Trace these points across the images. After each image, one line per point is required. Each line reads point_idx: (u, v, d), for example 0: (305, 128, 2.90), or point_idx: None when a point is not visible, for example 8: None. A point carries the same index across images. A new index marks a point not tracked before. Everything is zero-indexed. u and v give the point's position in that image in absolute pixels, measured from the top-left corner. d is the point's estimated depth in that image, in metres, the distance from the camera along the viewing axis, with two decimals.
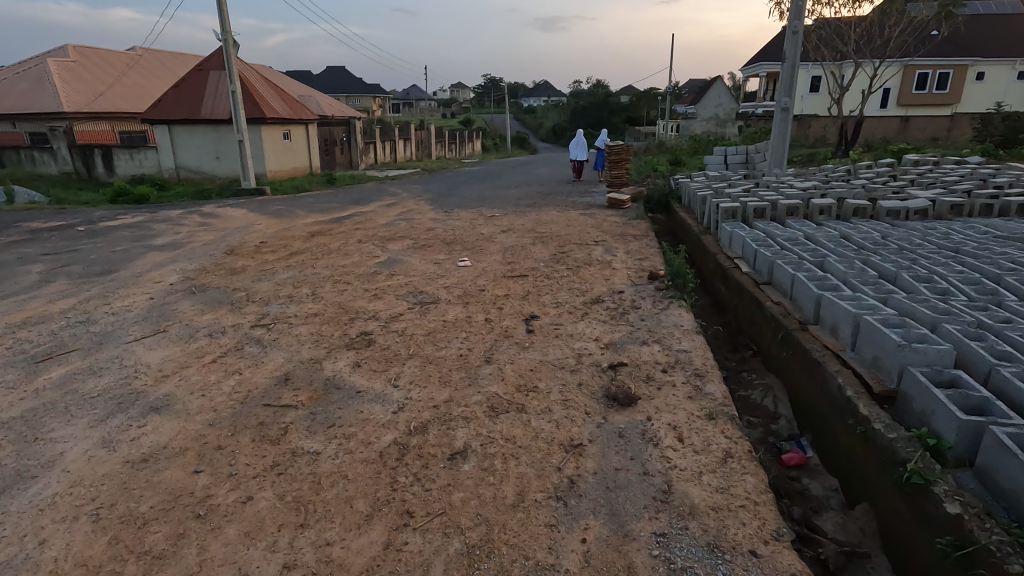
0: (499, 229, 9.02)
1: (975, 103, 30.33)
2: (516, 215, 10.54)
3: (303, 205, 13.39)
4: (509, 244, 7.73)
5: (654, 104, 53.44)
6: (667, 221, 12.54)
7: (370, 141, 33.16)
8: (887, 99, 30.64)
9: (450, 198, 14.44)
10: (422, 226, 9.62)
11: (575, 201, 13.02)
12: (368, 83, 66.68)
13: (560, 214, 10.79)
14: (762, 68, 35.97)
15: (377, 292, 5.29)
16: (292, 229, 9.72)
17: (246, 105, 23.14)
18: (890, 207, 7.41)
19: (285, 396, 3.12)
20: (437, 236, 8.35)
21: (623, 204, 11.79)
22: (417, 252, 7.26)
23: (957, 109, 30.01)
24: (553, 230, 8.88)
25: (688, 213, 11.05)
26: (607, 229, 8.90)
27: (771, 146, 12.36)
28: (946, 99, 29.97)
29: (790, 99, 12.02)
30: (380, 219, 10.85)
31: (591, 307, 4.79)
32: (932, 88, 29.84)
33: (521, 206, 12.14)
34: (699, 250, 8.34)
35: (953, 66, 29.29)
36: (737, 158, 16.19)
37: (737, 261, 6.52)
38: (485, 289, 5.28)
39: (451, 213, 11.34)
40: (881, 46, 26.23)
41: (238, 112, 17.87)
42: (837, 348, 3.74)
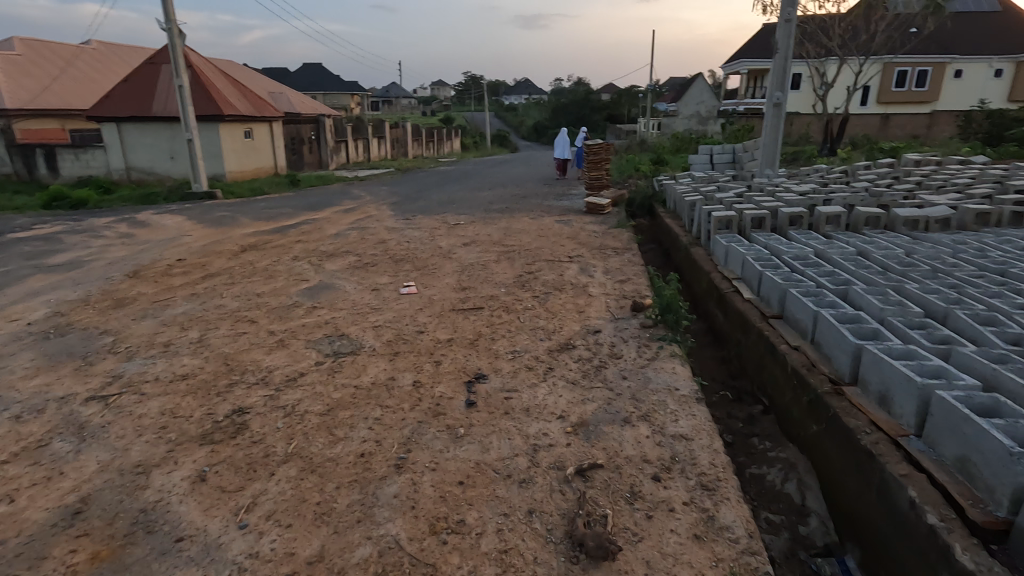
0: (461, 241, 7.89)
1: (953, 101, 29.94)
2: (485, 223, 9.43)
3: (252, 211, 12.09)
4: (469, 261, 6.60)
5: (636, 101, 52.60)
6: (651, 226, 11.57)
7: (341, 140, 31.72)
8: (867, 97, 30.12)
9: (416, 202, 13.27)
10: (375, 238, 8.47)
11: (551, 205, 11.94)
12: (344, 80, 64.91)
13: (532, 221, 9.69)
14: (743, 65, 35.28)
15: (286, 335, 4.12)
16: (225, 241, 8.48)
17: (202, 101, 21.60)
18: (908, 216, 6.43)
19: (56, 558, 1.97)
20: (387, 252, 7.20)
21: (602, 209, 10.71)
22: (358, 273, 6.10)
23: (935, 107, 29.57)
24: (522, 242, 7.77)
25: (674, 220, 10.06)
26: (584, 240, 7.81)
27: (762, 145, 11.40)
28: (924, 97, 29.52)
29: (784, 94, 11.06)
30: (330, 228, 9.64)
31: (557, 358, 3.68)
32: (912, 85, 29.39)
33: (491, 212, 11.02)
34: (689, 266, 7.31)
35: (931, 63, 28.81)
36: (724, 158, 15.25)
37: (736, 283, 5.50)
38: (424, 332, 4.13)
39: (413, 220, 10.19)
40: (864, 42, 25.58)
41: (188, 108, 16.44)
42: (897, 432, 2.69)
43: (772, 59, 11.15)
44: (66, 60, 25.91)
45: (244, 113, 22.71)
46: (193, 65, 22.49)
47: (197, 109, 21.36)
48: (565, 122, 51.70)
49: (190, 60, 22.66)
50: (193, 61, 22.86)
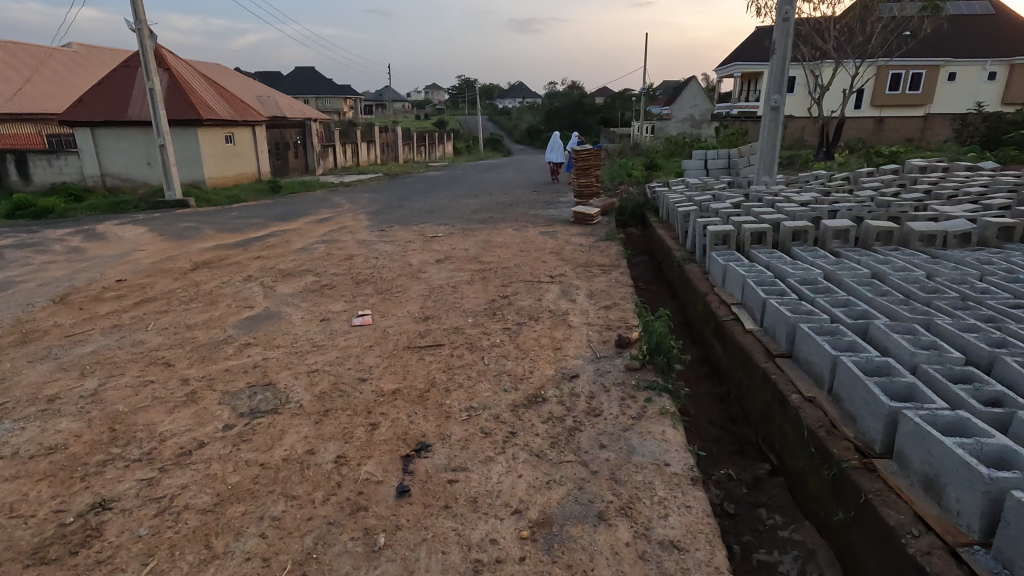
0: (435, 257, 7.24)
1: (946, 104, 29.54)
2: (464, 236, 8.79)
3: (220, 222, 11.40)
4: (440, 282, 5.93)
5: (629, 105, 52.20)
6: (643, 236, 11.00)
7: (328, 145, 31.03)
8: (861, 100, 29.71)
9: (396, 211, 12.60)
10: (344, 253, 7.80)
11: (538, 214, 11.30)
12: (336, 84, 64.20)
13: (515, 233, 9.05)
14: (736, 68, 34.88)
15: (201, 385, 3.44)
16: (179, 258, 7.78)
17: (179, 105, 20.88)
18: (924, 231, 5.82)
19: None
20: (351, 271, 6.52)
21: (591, 219, 10.06)
22: (313, 298, 5.42)
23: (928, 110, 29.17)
24: (502, 258, 7.12)
25: (667, 230, 9.44)
26: (568, 256, 7.17)
27: (759, 150, 10.81)
28: (917, 100, 29.15)
29: (782, 97, 10.46)
30: (298, 241, 8.97)
31: (522, 416, 3.02)
32: (905, 88, 28.99)
33: (473, 222, 10.36)
34: (683, 285, 6.69)
35: (923, 67, 28.46)
36: (720, 163, 14.65)
37: (735, 310, 4.88)
38: (368, 379, 3.47)
39: (388, 232, 9.54)
40: (859, 44, 25.13)
41: (160, 113, 15.74)
42: (956, 540, 2.07)
43: (770, 60, 10.57)
44: (44, 63, 25.16)
45: (225, 117, 22.01)
46: (171, 68, 21.77)
47: (175, 114, 20.64)
48: (558, 125, 51.24)
49: (168, 63, 21.94)
50: (172, 64, 22.14)
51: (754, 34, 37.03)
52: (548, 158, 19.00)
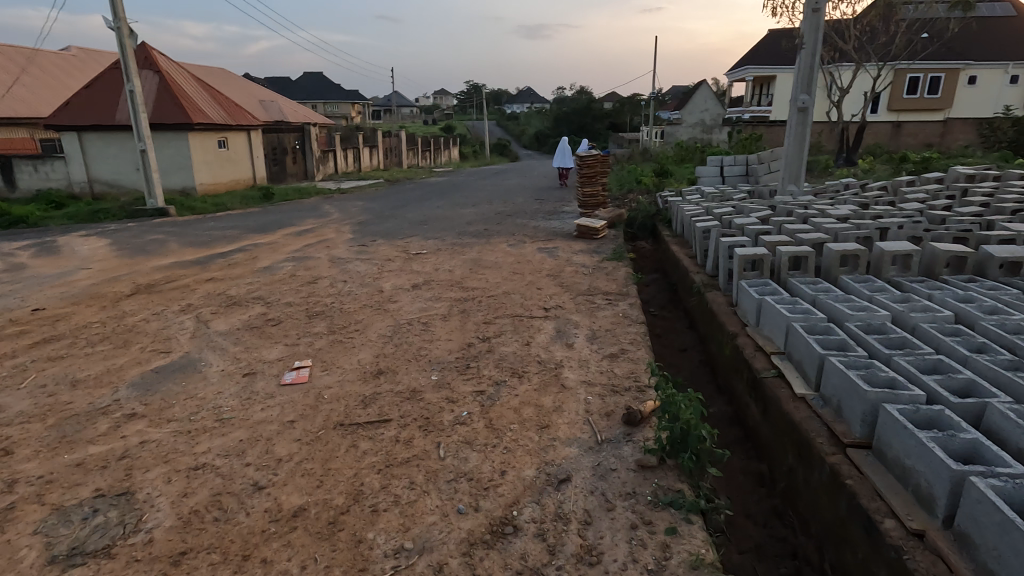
0: (413, 281, 6.22)
1: (967, 109, 28.16)
2: (451, 254, 7.78)
3: (192, 234, 10.48)
4: (410, 317, 4.90)
5: (637, 110, 51.18)
6: (654, 251, 9.98)
7: (328, 150, 30.22)
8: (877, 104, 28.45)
9: (385, 222, 11.63)
10: (311, 274, 6.79)
11: (538, 227, 10.26)
12: (343, 89, 63.60)
13: (509, 249, 8.02)
14: (749, 72, 33.79)
15: (29, 493, 2.43)
16: (122, 279, 6.83)
17: (169, 109, 20.08)
18: (1007, 257, 4.70)
19: None
20: (310, 300, 5.51)
21: (596, 233, 9.00)
22: (249, 339, 4.39)
23: (948, 115, 27.84)
24: (491, 282, 6.09)
25: (683, 247, 8.37)
26: (567, 281, 6.12)
27: (784, 157, 9.71)
28: (936, 105, 27.91)
29: (811, 98, 9.37)
30: (266, 259, 7.99)
31: (477, 571, 1.99)
32: (924, 92, 27.70)
33: (465, 237, 9.34)
34: (705, 317, 5.62)
35: (943, 69, 27.21)
36: (737, 170, 13.53)
37: (777, 361, 3.82)
38: (268, 488, 2.43)
39: (369, 248, 8.53)
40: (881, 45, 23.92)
41: (142, 118, 14.92)
42: None
43: (798, 55, 9.46)
44: (36, 66, 24.56)
45: (217, 121, 21.19)
46: (162, 70, 21.01)
47: (164, 118, 19.84)
48: (566, 130, 50.27)
49: (158, 65, 21.18)
50: (163, 66, 21.39)
51: (768, 37, 35.89)
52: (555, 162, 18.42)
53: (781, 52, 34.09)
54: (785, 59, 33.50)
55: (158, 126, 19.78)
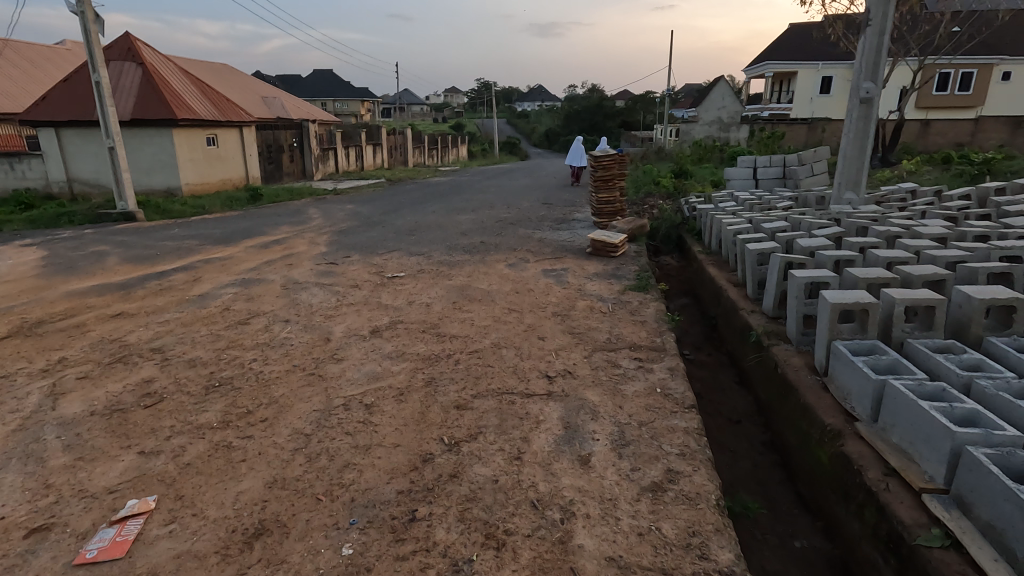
0: (376, 324, 4.68)
1: (1000, 106, 26.26)
2: (436, 279, 6.24)
3: (144, 247, 9.04)
4: (351, 393, 3.36)
5: (651, 108, 49.31)
6: (684, 270, 8.42)
7: (329, 148, 28.83)
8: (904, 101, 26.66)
9: (370, 232, 10.15)
10: (247, 309, 5.27)
11: (544, 240, 8.70)
12: (351, 86, 62.31)
13: (508, 273, 6.46)
14: (768, 68, 32.05)
15: None
16: (12, 312, 5.38)
17: (152, 104, 18.74)
18: None
19: None
20: (223, 357, 3.98)
21: (614, 249, 7.40)
22: (90, 439, 2.86)
23: (980, 113, 25.97)
24: (477, 327, 4.51)
25: (723, 270, 6.77)
26: (581, 326, 4.53)
27: (841, 159, 8.09)
28: (968, 102, 26.03)
29: (877, 86, 7.72)
30: (207, 283, 6.51)
31: None
32: (954, 89, 25.88)
33: (457, 253, 7.80)
34: (771, 384, 4.03)
35: (977, 64, 25.33)
36: (774, 172, 11.88)
37: (942, 514, 2.26)
38: None
39: (337, 268, 7.02)
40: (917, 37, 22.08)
41: (110, 112, 13.53)
42: None
43: (863, 35, 7.81)
44: (20, 58, 23.38)
45: (204, 116, 19.84)
46: (147, 63, 19.70)
47: (147, 113, 18.50)
48: (577, 128, 48.65)
49: (142, 56, 19.89)
50: (148, 58, 20.06)
51: (790, 31, 34.01)
52: (568, 159, 18.01)
53: (804, 47, 32.20)
54: (809, 54, 31.60)
55: (140, 121, 18.47)
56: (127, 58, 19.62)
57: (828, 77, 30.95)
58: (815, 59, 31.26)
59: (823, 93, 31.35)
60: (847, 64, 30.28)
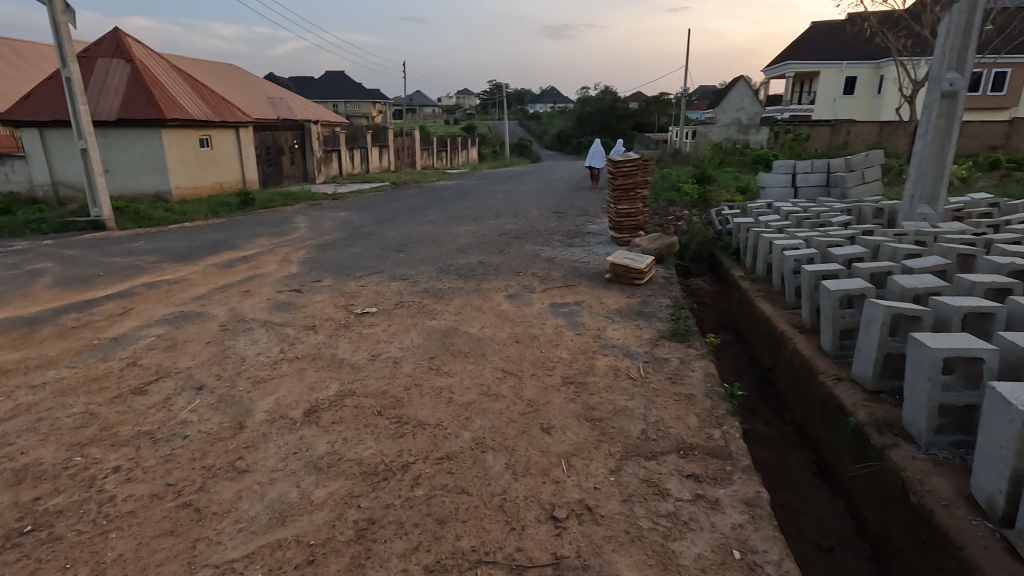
0: (317, 398, 3.36)
1: None
2: (417, 318, 4.93)
3: (91, 264, 7.83)
4: (231, 558, 2.06)
5: (665, 109, 47.67)
6: (722, 298, 7.06)
7: (332, 149, 27.69)
8: None
9: (356, 247, 8.87)
10: (158, 364, 3.99)
11: (553, 260, 7.37)
12: (362, 88, 61.39)
13: (508, 310, 5.13)
14: (787, 69, 30.51)
15: None
16: None
17: (140, 103, 17.69)
18: None
19: None
20: (74, 462, 2.69)
21: (640, 276, 6.04)
22: None
23: (1015, 114, 24.28)
24: (455, 408, 3.19)
25: (779, 306, 5.40)
26: (603, 409, 3.20)
27: (914, 167, 6.69)
28: (1003, 103, 24.34)
29: (964, 77, 6.31)
30: (133, 318, 5.23)
31: None
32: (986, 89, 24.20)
33: (449, 277, 6.50)
34: (893, 511, 2.69)
35: (1011, 63, 23.68)
36: (816, 179, 10.50)
37: None
38: None
39: (300, 299, 5.73)
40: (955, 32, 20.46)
41: (81, 111, 12.38)
42: None
43: (946, 15, 6.37)
44: (11, 53, 22.42)
45: (197, 116, 18.78)
46: (136, 60, 18.67)
47: (133, 113, 17.44)
48: (589, 131, 47.34)
49: (132, 53, 18.88)
50: (137, 55, 19.02)
51: (812, 29, 32.41)
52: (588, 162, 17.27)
53: (825, 46, 30.60)
54: (832, 53, 29.99)
55: (127, 121, 17.40)
56: (116, 55, 18.62)
57: (852, 77, 29.30)
58: (838, 58, 29.65)
59: (847, 94, 29.69)
60: (872, 64, 28.63)
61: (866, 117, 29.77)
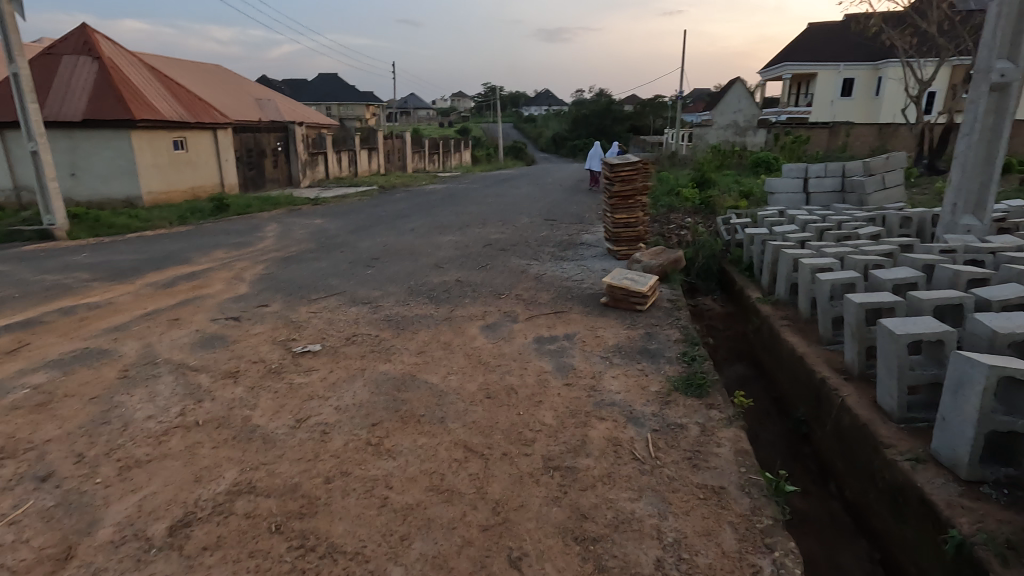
0: (197, 499, 2.41)
1: None
2: (368, 361, 3.95)
3: (12, 283, 6.81)
4: None
5: (661, 111, 46.97)
6: (736, 322, 6.13)
7: (318, 152, 26.67)
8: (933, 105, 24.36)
9: (321, 261, 7.88)
10: (9, 435, 3.00)
11: (542, 278, 6.43)
12: (355, 90, 60.38)
13: (483, 349, 4.16)
14: (785, 70, 29.79)
15: None
16: None
17: (107, 102, 16.67)
18: None
19: None
20: None
21: (641, 301, 5.10)
22: None
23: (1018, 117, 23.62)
24: (387, 520, 2.25)
25: (811, 340, 4.46)
26: (598, 520, 2.26)
27: (957, 171, 5.79)
28: None
29: (1018, 66, 5.41)
30: (19, 360, 4.24)
31: None
32: None
33: (418, 302, 5.55)
34: None
35: None
36: (830, 184, 9.68)
37: None
38: None
39: (234, 331, 4.75)
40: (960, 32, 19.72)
41: (31, 111, 11.33)
42: None
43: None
44: None
45: (170, 117, 17.78)
46: (105, 58, 17.73)
47: (100, 113, 16.42)
48: (584, 134, 46.56)
49: (101, 50, 17.90)
50: (107, 53, 18.04)
51: (810, 30, 31.73)
52: (586, 165, 16.41)
53: (824, 46, 29.91)
54: (830, 54, 29.27)
55: (93, 122, 16.30)
56: (84, 53, 17.63)
57: (851, 79, 28.62)
58: (837, 59, 28.93)
59: (845, 95, 28.98)
60: (871, 65, 27.89)
61: (865, 119, 29.08)
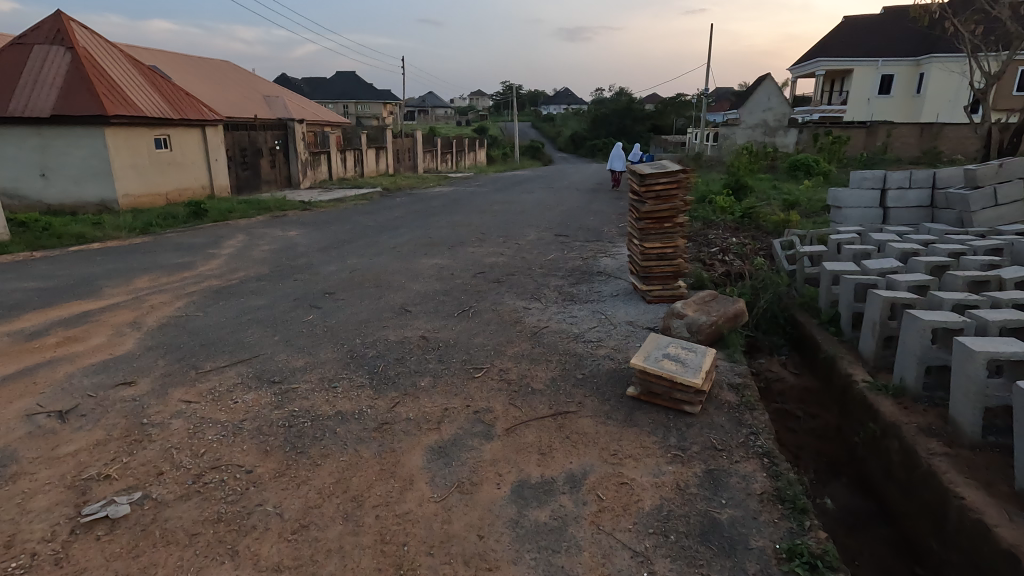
0: None
1: None
2: (192, 556, 2.12)
3: None
4: None
5: (683, 110, 44.55)
6: (824, 406, 4.19)
7: (320, 151, 24.96)
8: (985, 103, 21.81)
9: (261, 296, 6.09)
10: None
11: (541, 337, 4.52)
12: (372, 87, 58.88)
13: (414, 521, 2.30)
14: (818, 66, 27.35)
15: None
16: None
17: (78, 95, 15.15)
18: None
19: None
20: None
21: (692, 401, 3.21)
22: None
23: None
24: None
25: (1006, 502, 2.51)
26: None
27: None
28: None
29: None
30: None
31: None
32: None
33: (349, 385, 3.67)
34: None
35: None
36: (915, 198, 7.62)
37: None
38: None
39: (34, 447, 2.94)
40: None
41: None
42: None
43: None
44: None
45: (151, 112, 16.29)
46: (80, 48, 16.26)
47: (71, 107, 14.86)
48: (604, 133, 44.37)
49: (76, 40, 16.43)
50: (83, 43, 16.59)
51: (846, 22, 29.20)
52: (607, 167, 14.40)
53: (860, 40, 27.43)
54: (868, 48, 26.77)
55: (61, 117, 14.68)
56: (57, 42, 16.18)
57: (889, 76, 26.14)
58: (875, 53, 26.44)
59: (883, 94, 26.46)
60: (912, 59, 25.47)
61: (905, 119, 26.53)
